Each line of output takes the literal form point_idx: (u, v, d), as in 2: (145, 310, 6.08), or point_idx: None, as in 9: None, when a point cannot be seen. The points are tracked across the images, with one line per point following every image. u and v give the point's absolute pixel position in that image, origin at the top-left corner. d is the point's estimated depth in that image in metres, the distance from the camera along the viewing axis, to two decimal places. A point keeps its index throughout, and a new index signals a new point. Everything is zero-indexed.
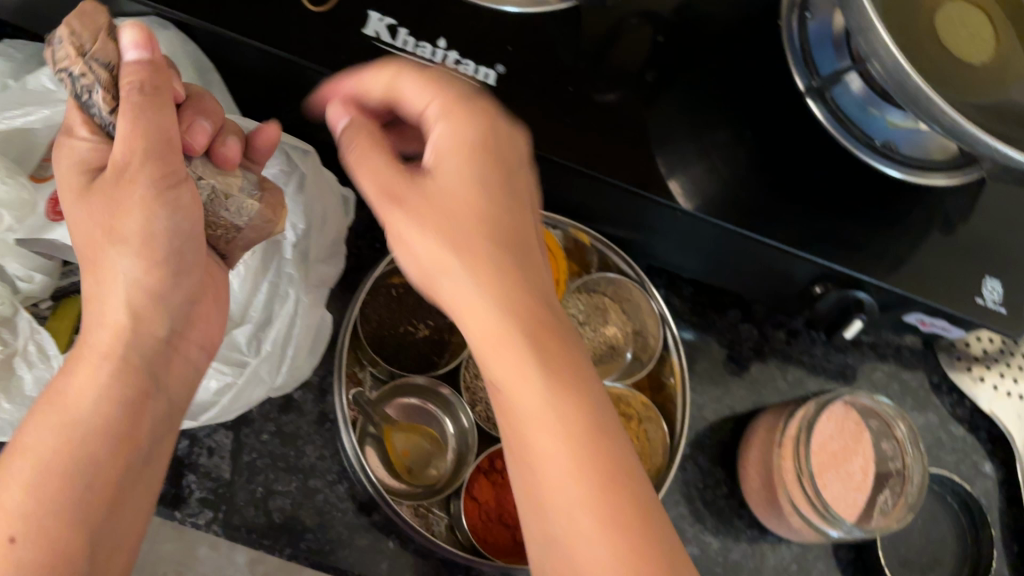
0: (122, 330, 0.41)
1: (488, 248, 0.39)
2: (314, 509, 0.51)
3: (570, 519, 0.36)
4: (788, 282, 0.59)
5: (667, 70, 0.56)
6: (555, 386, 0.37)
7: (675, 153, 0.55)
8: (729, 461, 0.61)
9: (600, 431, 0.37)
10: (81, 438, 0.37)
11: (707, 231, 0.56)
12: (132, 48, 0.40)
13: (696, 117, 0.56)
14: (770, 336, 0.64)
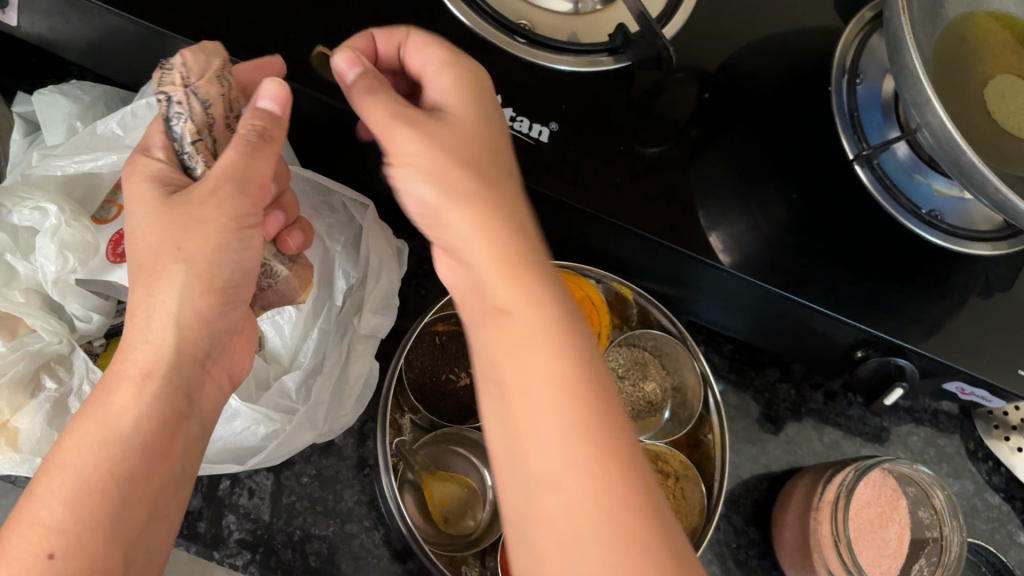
0: (167, 349, 0.40)
1: (505, 237, 0.37)
2: (350, 554, 0.52)
3: (572, 519, 0.32)
4: (829, 344, 0.59)
5: (716, 131, 0.57)
6: (562, 371, 0.34)
7: (720, 212, 0.55)
8: (763, 521, 0.60)
9: (612, 428, 0.34)
10: (120, 454, 0.37)
11: (749, 292, 0.56)
12: (268, 99, 0.41)
13: (744, 178, 0.56)
14: (807, 397, 0.64)
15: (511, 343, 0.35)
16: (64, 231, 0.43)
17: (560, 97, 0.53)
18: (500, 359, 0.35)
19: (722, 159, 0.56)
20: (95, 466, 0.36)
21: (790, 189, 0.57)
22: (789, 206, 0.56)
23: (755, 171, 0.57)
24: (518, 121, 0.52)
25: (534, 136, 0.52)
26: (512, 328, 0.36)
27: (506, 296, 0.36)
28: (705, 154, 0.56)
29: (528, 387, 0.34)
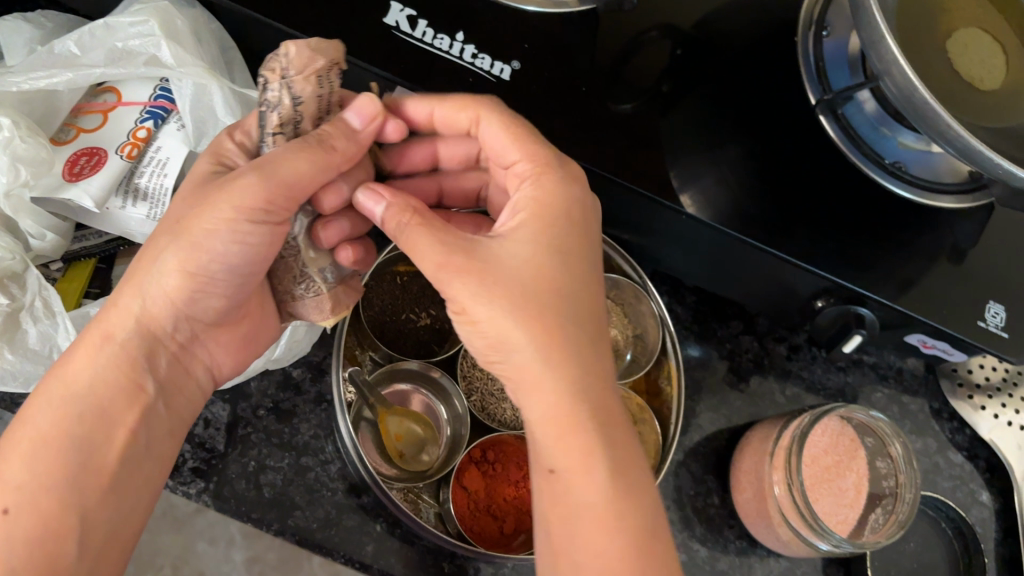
0: (138, 316, 0.41)
1: (559, 327, 0.40)
2: (304, 486, 0.52)
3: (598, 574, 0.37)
4: (790, 294, 0.59)
5: (684, 80, 0.57)
6: (596, 458, 0.38)
7: (688, 167, 0.55)
8: (723, 470, 0.60)
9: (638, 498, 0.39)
10: (80, 413, 0.39)
11: (709, 236, 0.56)
12: (358, 116, 0.43)
13: (708, 126, 0.56)
14: (771, 350, 0.64)
15: (569, 444, 0.39)
16: (18, 145, 0.43)
17: (523, 36, 0.54)
18: (557, 449, 0.39)
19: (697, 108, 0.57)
20: (48, 441, 0.38)
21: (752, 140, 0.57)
22: (752, 155, 0.56)
23: (721, 122, 0.57)
24: (479, 58, 0.52)
25: (495, 74, 0.52)
26: (566, 486, 0.39)
27: (554, 400, 0.39)
28: (676, 108, 0.56)
29: (580, 481, 0.38)
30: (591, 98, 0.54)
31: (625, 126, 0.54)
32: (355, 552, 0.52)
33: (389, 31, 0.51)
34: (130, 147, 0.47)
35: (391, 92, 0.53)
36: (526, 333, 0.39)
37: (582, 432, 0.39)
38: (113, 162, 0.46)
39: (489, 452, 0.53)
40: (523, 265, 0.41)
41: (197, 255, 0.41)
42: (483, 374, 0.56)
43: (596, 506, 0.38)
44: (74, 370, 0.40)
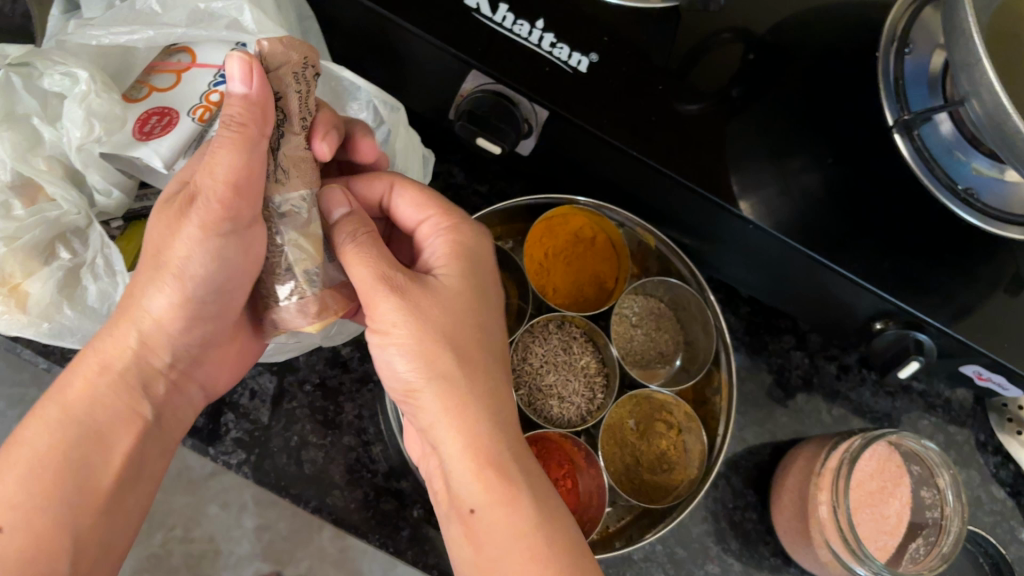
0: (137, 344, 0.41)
1: (483, 368, 0.41)
2: (345, 465, 0.52)
3: None
4: (848, 314, 0.58)
5: (756, 85, 0.54)
6: (514, 491, 0.38)
7: (751, 176, 0.53)
8: (763, 486, 0.59)
9: (559, 531, 0.38)
10: (75, 438, 0.39)
11: (773, 248, 0.55)
12: (238, 81, 0.36)
13: (777, 137, 0.54)
14: (820, 368, 0.63)
15: (484, 479, 0.39)
16: (93, 99, 0.42)
17: (603, 29, 0.52)
18: (473, 484, 0.39)
19: (759, 122, 0.54)
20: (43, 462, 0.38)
21: (825, 153, 0.55)
22: (821, 170, 0.54)
23: (790, 132, 0.54)
24: (558, 48, 0.51)
25: (572, 65, 0.51)
26: (486, 528, 0.38)
27: (478, 427, 0.39)
28: (742, 115, 0.54)
29: (502, 515, 0.38)
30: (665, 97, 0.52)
31: (695, 133, 0.52)
32: (390, 536, 0.51)
33: (470, 13, 0.50)
34: (203, 110, 0.46)
35: (464, 76, 0.51)
36: (440, 374, 0.40)
37: (501, 469, 0.39)
38: (184, 125, 0.45)
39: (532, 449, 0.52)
40: (450, 301, 0.41)
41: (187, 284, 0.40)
42: (533, 368, 0.55)
43: (517, 556, 0.37)
44: (70, 392, 0.40)
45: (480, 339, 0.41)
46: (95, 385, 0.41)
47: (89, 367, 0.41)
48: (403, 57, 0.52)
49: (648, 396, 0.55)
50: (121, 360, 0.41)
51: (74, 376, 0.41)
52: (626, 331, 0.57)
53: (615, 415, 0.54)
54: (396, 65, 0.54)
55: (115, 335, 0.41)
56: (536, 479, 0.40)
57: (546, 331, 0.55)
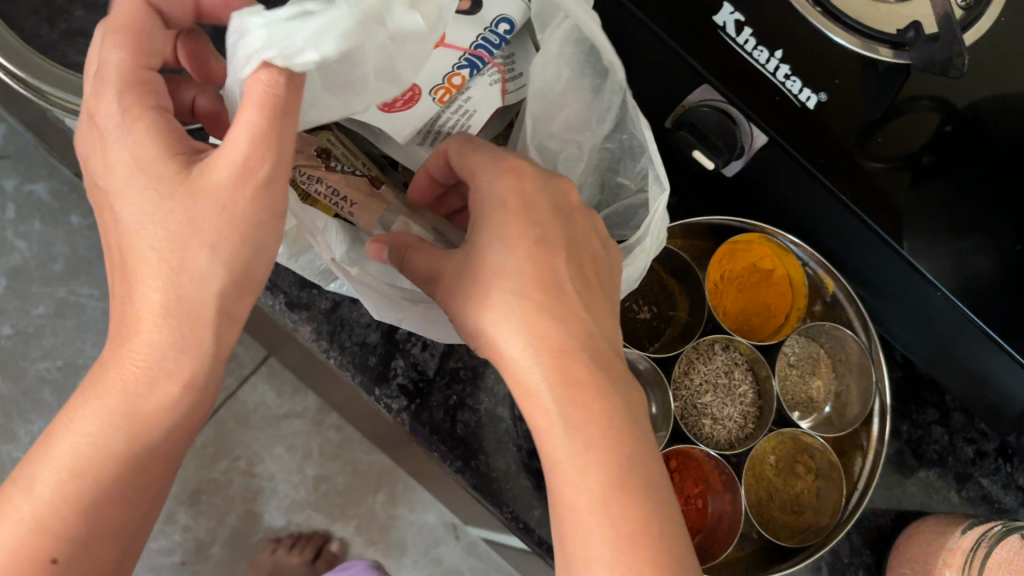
0: (148, 365, 0.35)
1: (531, 305, 0.38)
2: (494, 435, 0.53)
3: (583, 545, 0.36)
4: (1006, 403, 0.57)
5: (951, 156, 0.49)
6: (583, 436, 0.37)
7: (924, 242, 0.50)
8: (881, 548, 0.60)
9: (622, 482, 0.37)
10: (101, 471, 0.35)
11: (950, 316, 0.53)
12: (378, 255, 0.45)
13: (958, 213, 0.50)
14: (957, 448, 0.62)
15: (530, 409, 0.38)
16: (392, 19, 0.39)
17: (839, 69, 0.48)
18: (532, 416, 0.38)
19: (937, 199, 0.49)
20: (77, 468, 0.35)
21: (1013, 238, 0.50)
22: (1001, 258, 0.50)
23: (973, 211, 0.50)
24: (790, 81, 0.48)
25: (799, 102, 0.48)
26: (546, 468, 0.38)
27: (528, 365, 0.37)
28: (932, 185, 0.49)
29: (549, 453, 0.37)
30: (856, 149, 0.49)
31: (868, 193, 0.49)
32: (522, 513, 0.53)
33: (714, 31, 0.48)
34: (444, 92, 0.48)
35: (693, 89, 0.51)
36: (486, 311, 0.38)
37: (536, 402, 0.37)
38: (425, 106, 0.48)
39: (673, 461, 0.53)
40: (500, 254, 0.39)
41: (190, 288, 0.34)
42: (691, 385, 0.56)
43: (587, 503, 0.36)
44: (111, 381, 0.35)
45: (543, 277, 0.38)
46: (137, 383, 0.35)
47: (129, 371, 0.35)
48: (633, 47, 0.53)
49: (795, 435, 0.55)
50: (146, 382, 0.35)
51: (109, 376, 0.35)
52: (784, 370, 0.59)
53: (761, 449, 0.55)
54: (624, 56, 0.54)
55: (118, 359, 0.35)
56: (599, 421, 0.37)
57: (711, 352, 0.57)
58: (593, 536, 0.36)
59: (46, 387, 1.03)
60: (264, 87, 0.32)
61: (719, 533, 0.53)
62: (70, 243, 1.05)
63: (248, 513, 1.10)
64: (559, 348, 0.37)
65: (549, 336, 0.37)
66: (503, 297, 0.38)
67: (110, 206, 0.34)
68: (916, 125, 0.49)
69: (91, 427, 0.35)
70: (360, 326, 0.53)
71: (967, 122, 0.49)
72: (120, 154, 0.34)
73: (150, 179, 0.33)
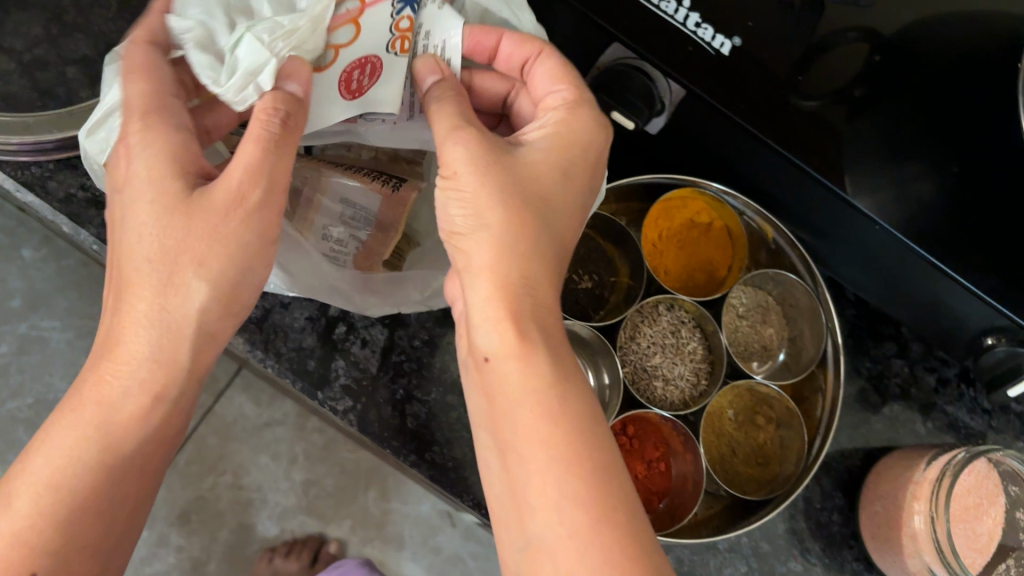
0: (136, 384, 0.41)
1: (536, 225, 0.41)
2: (446, 424, 0.52)
3: (539, 463, 0.36)
4: (958, 326, 0.56)
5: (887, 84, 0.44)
6: (549, 359, 0.38)
7: (864, 177, 0.47)
8: (853, 489, 0.59)
9: (584, 415, 0.38)
10: (78, 482, 0.40)
11: (896, 249, 0.51)
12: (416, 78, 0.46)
13: (898, 144, 0.46)
14: (919, 379, 0.62)
15: (502, 318, 0.39)
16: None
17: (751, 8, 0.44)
18: (503, 323, 0.39)
19: (876, 129, 0.45)
20: (51, 482, 0.39)
21: (950, 161, 0.45)
22: (942, 184, 0.45)
23: (915, 138, 0.45)
24: (701, 28, 0.46)
25: (713, 49, 0.46)
26: (500, 374, 0.38)
27: (511, 268, 0.39)
28: (869, 117, 0.45)
29: (514, 370, 0.38)
30: (790, 89, 0.45)
31: (808, 131, 0.47)
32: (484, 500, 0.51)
33: None
34: (401, 41, 0.45)
35: (606, 47, 0.51)
36: (478, 221, 0.40)
37: (519, 318, 0.39)
38: (394, 67, 0.45)
39: (630, 427, 0.53)
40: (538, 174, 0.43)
41: (188, 316, 0.41)
42: (639, 347, 0.56)
43: (546, 427, 0.37)
44: (86, 397, 0.41)
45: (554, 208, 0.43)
46: (109, 393, 0.41)
47: (105, 396, 0.41)
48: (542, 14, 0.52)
49: (751, 388, 0.55)
50: (129, 399, 0.41)
51: (90, 393, 0.41)
52: (732, 322, 0.58)
53: (717, 404, 0.54)
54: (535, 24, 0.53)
55: (100, 378, 0.41)
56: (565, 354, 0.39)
57: (655, 313, 0.56)
58: (549, 452, 0.36)
59: (19, 425, 1.01)
60: (265, 116, 0.40)
61: (686, 493, 0.52)
62: (25, 277, 1.02)
63: (240, 526, 1.09)
64: (545, 268, 0.41)
65: (534, 254, 0.40)
66: (524, 197, 0.41)
67: (120, 212, 0.40)
68: (845, 59, 0.43)
69: (61, 440, 0.40)
70: (296, 331, 0.52)
71: (895, 51, 0.42)
72: (138, 166, 0.39)
73: (160, 197, 0.39)
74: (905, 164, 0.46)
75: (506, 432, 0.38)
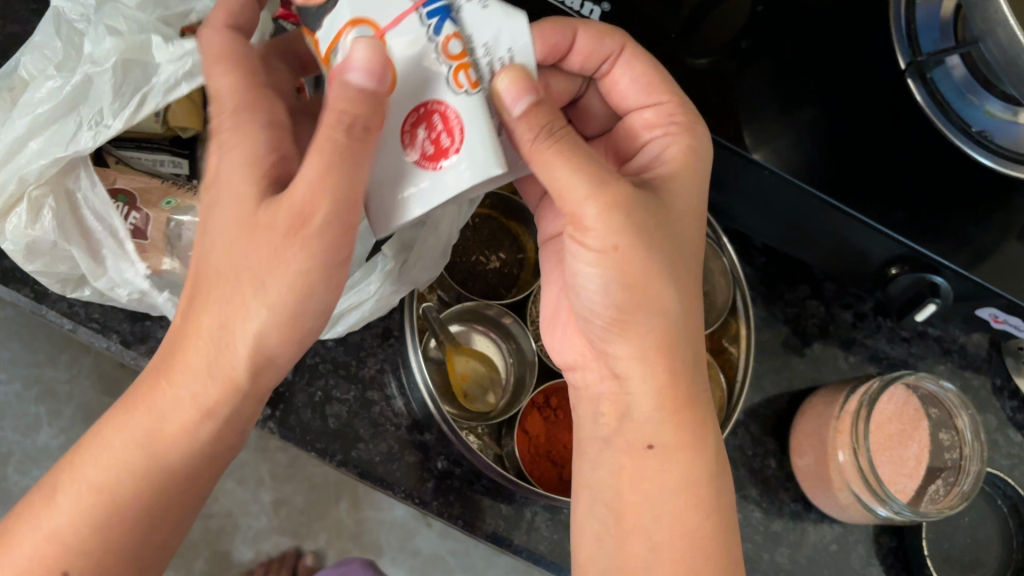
0: (204, 382, 0.39)
1: (673, 295, 0.41)
2: (369, 419, 0.52)
3: (654, 516, 0.42)
4: (864, 260, 0.56)
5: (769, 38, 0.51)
6: (687, 432, 0.43)
7: (765, 125, 0.51)
8: (782, 432, 0.60)
9: (702, 491, 0.42)
10: (137, 475, 0.40)
11: (789, 193, 0.52)
12: (514, 99, 0.37)
13: (788, 90, 0.51)
14: (836, 316, 0.63)
15: (675, 413, 0.43)
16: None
17: None
18: (664, 396, 0.42)
19: (764, 78, 0.51)
20: (103, 484, 0.39)
21: (835, 102, 0.50)
22: (831, 118, 0.50)
23: (801, 88, 0.51)
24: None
25: (584, 15, 0.50)
26: (664, 456, 0.42)
27: (652, 336, 0.41)
28: (756, 69, 0.51)
29: (661, 441, 0.43)
30: (677, 48, 0.51)
31: (709, 89, 0.51)
32: (415, 488, 0.52)
33: None
34: (463, 74, 0.37)
35: None
36: (620, 296, 0.40)
37: (681, 393, 0.43)
38: (464, 107, 0.36)
39: (553, 399, 0.54)
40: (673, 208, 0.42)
41: (201, 265, 0.38)
42: None
43: (676, 498, 0.42)
44: (139, 409, 0.40)
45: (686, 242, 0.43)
46: (150, 400, 0.40)
47: (175, 400, 0.40)
48: None
49: None
50: (216, 402, 0.40)
51: (161, 404, 0.40)
52: None
53: None
54: None
55: (157, 392, 0.40)
56: (687, 414, 0.43)
57: None
58: (667, 522, 0.42)
59: None
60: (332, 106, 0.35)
61: None
62: None
63: (215, 554, 1.04)
64: (686, 337, 0.42)
65: (672, 333, 0.42)
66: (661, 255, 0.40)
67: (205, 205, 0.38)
68: (730, 12, 0.50)
69: (117, 445, 0.40)
70: None
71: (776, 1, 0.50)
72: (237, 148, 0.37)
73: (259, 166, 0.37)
74: (799, 110, 0.51)
75: (628, 484, 0.43)
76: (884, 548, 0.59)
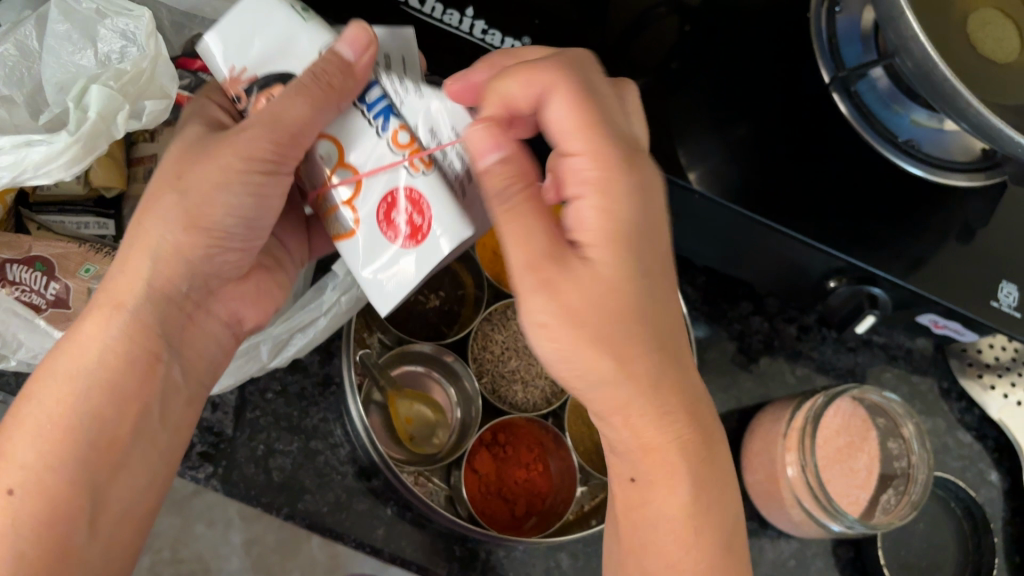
0: (147, 287, 0.41)
1: (634, 357, 0.37)
2: (314, 470, 0.52)
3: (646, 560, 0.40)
4: (803, 273, 0.56)
5: (692, 61, 0.52)
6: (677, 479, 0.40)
7: (697, 145, 0.51)
8: (734, 451, 0.60)
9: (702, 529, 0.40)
10: (84, 395, 0.38)
11: (723, 215, 0.52)
12: (490, 151, 0.36)
13: (718, 110, 0.51)
14: (780, 330, 0.63)
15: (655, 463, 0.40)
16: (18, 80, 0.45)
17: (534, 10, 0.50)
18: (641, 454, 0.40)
19: (698, 96, 0.51)
20: (58, 421, 0.38)
21: (766, 117, 0.51)
22: (758, 130, 0.50)
23: (728, 107, 0.51)
24: (489, 34, 0.50)
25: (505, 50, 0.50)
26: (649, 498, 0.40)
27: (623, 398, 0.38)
28: (684, 91, 0.51)
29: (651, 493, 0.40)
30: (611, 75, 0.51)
31: None
32: (366, 537, 0.52)
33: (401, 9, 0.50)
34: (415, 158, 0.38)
35: None
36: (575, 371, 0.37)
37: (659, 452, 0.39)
38: (425, 187, 0.38)
39: (500, 435, 0.53)
40: (607, 271, 0.36)
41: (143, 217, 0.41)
42: (493, 355, 0.57)
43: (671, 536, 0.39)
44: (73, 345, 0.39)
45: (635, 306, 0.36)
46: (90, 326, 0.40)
47: (101, 309, 0.40)
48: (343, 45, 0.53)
49: None
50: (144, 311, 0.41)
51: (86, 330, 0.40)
52: None
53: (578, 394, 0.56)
54: None
55: (97, 318, 0.40)
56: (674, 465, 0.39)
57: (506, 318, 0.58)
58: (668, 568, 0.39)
59: None
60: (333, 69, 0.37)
61: (565, 487, 0.53)
62: None
63: None
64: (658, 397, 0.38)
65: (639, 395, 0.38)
66: (592, 328, 0.35)
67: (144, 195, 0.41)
68: (657, 37, 0.52)
69: (74, 357, 0.39)
70: None
71: (701, 20, 0.52)
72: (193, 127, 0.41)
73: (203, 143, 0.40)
74: (729, 127, 0.51)
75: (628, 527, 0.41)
76: (842, 559, 0.59)
